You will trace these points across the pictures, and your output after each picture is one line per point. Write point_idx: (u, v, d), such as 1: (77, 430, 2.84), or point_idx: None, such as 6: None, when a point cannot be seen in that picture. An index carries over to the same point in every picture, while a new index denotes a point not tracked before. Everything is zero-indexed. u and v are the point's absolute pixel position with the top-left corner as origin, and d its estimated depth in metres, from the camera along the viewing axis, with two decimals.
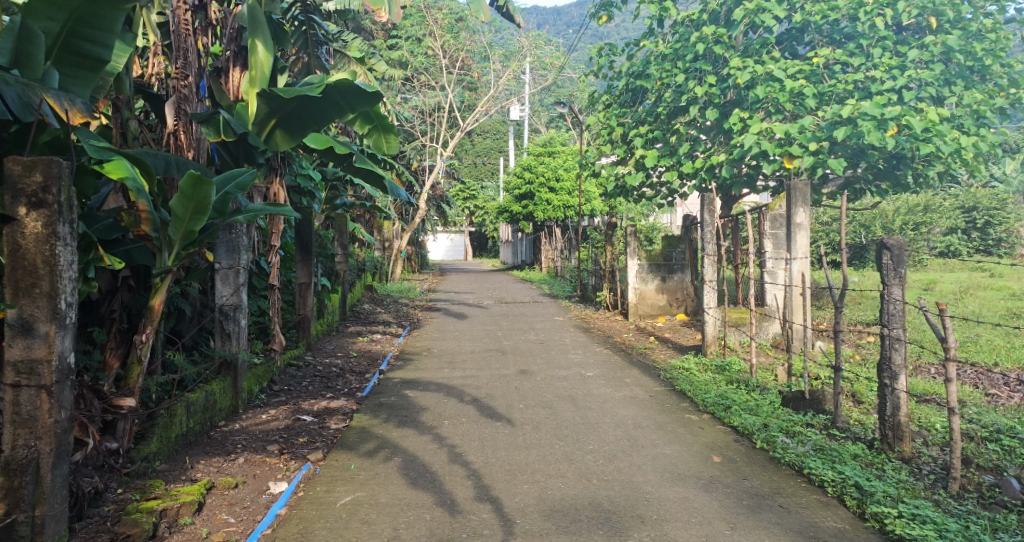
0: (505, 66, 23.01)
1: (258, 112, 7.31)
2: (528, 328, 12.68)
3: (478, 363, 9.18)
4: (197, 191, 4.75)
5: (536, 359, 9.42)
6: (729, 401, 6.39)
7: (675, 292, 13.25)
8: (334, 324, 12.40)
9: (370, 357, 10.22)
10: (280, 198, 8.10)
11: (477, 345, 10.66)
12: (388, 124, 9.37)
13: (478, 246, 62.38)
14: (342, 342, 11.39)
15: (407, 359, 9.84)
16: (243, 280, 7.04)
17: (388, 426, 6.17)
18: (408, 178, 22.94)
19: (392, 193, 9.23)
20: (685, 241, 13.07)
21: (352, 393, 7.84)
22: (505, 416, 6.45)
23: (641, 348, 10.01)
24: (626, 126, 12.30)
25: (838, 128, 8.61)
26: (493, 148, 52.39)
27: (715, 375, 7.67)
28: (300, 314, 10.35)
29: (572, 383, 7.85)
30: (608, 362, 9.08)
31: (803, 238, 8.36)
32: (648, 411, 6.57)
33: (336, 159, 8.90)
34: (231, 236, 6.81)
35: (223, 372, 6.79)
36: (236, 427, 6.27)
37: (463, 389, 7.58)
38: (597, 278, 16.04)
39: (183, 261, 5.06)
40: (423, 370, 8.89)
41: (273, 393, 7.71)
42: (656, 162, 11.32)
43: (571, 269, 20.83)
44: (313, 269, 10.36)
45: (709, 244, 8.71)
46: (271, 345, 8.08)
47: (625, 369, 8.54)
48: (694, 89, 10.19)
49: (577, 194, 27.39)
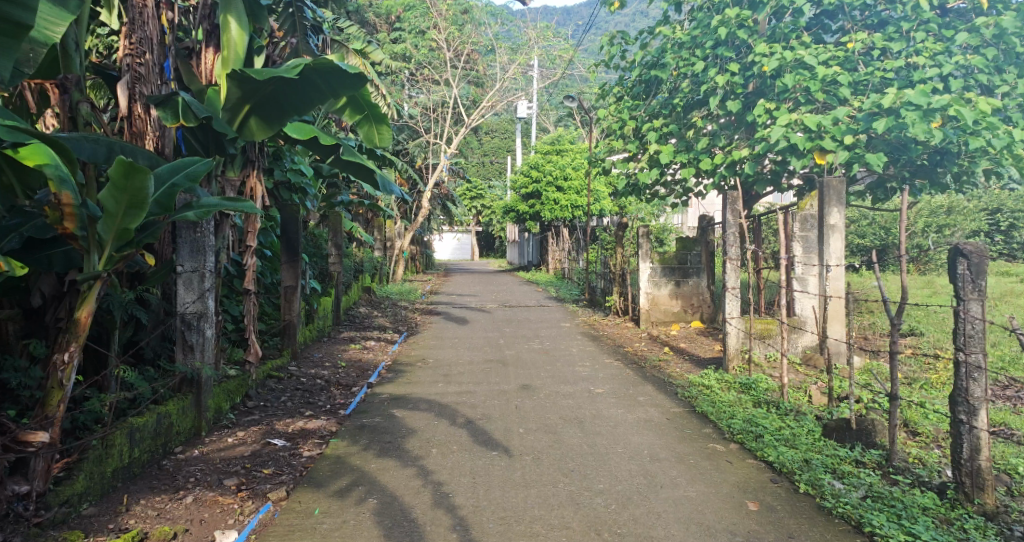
0: (512, 60, 22.21)
1: (230, 96, 6.47)
2: (533, 335, 11.88)
3: (476, 377, 8.37)
4: (130, 181, 4.02)
5: (541, 372, 8.62)
6: (761, 429, 5.56)
7: (690, 298, 12.38)
8: (324, 330, 11.60)
9: (360, 367, 9.44)
10: (258, 193, 7.34)
11: (476, 355, 9.86)
12: (381, 114, 8.60)
13: (484, 247, 61.63)
14: (332, 349, 10.62)
15: (400, 370, 9.04)
16: (210, 284, 6.26)
17: (366, 455, 5.37)
18: (410, 176, 22.19)
19: (383, 190, 8.43)
20: (700, 243, 12.30)
21: (333, 411, 7.06)
22: (502, 444, 5.64)
23: (655, 360, 9.19)
24: (639, 121, 11.48)
25: (877, 119, 7.76)
26: (500, 148, 51.64)
27: (740, 394, 6.86)
28: (285, 320, 9.56)
29: (580, 403, 7.05)
30: (619, 376, 8.27)
31: (837, 241, 7.59)
32: (666, 438, 5.75)
33: (322, 152, 8.12)
34: (195, 236, 6.04)
35: (183, 389, 6.00)
36: (194, 454, 5.50)
37: (457, 409, 6.78)
38: (606, 282, 15.23)
39: (119, 265, 4.29)
40: (415, 384, 8.10)
41: (246, 411, 6.95)
42: (672, 158, 10.52)
43: (579, 271, 20.01)
44: (300, 271, 9.61)
45: (733, 248, 7.90)
46: (247, 357, 7.31)
47: (638, 385, 7.72)
48: (715, 79, 9.36)
49: (586, 193, 26.59)
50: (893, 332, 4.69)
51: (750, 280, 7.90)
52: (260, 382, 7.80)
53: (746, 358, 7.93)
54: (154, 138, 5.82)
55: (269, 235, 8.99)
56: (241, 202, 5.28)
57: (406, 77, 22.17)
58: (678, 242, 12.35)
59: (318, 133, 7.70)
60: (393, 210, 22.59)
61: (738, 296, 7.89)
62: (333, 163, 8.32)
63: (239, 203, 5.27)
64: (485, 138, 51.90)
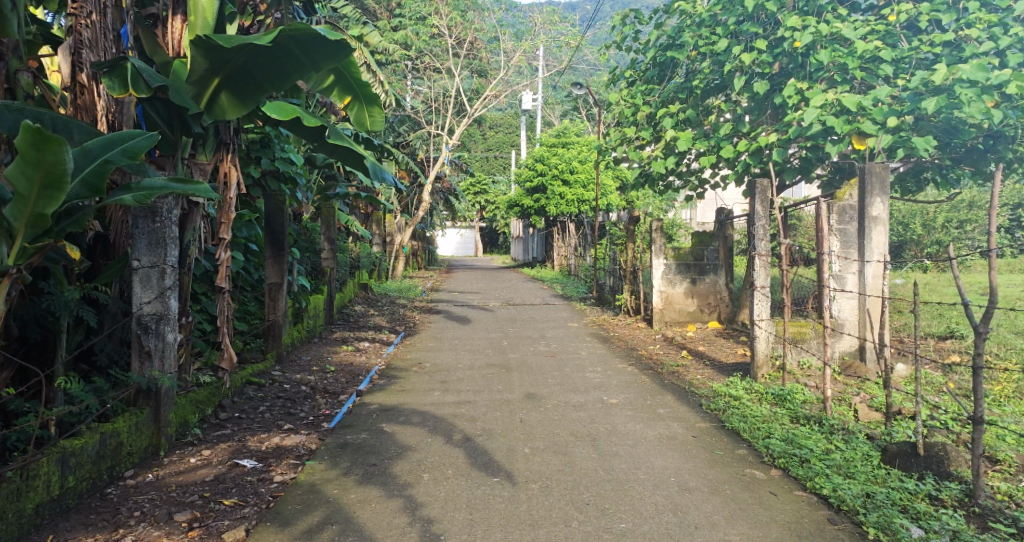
0: (517, 47, 21.44)
1: (197, 67, 5.66)
2: (538, 336, 11.11)
3: (476, 384, 7.59)
4: (42, 153, 3.26)
5: (548, 378, 7.84)
6: (806, 451, 4.77)
7: (707, 297, 11.59)
8: (313, 330, 10.82)
9: (351, 372, 8.67)
10: (233, 178, 6.55)
11: (477, 359, 9.09)
12: (372, 94, 7.80)
13: (488, 243, 60.95)
14: (321, 351, 9.86)
15: (393, 376, 8.26)
16: (173, 282, 5.45)
17: (346, 483, 4.60)
18: (412, 168, 21.47)
19: (375, 178, 7.67)
20: (718, 238, 11.51)
21: (315, 424, 6.28)
22: (503, 469, 4.86)
23: (672, 365, 8.41)
24: (653, 106, 10.71)
25: (925, 99, 6.95)
26: (505, 142, 50.93)
27: (774, 407, 6.07)
28: (270, 320, 8.84)
29: (592, 417, 6.25)
30: (634, 384, 7.48)
31: (880, 235, 6.81)
32: (694, 461, 4.96)
33: (308, 135, 7.34)
34: (154, 227, 5.27)
35: (139, 401, 5.20)
36: (147, 480, 4.72)
37: (454, 423, 6.02)
38: (616, 279, 14.44)
39: (36, 257, 3.55)
40: (409, 392, 7.33)
41: (217, 424, 6.16)
42: (690, 145, 9.71)
43: (586, 267, 19.25)
44: (285, 269, 9.05)
45: (762, 243, 7.12)
46: (219, 364, 6.50)
47: (656, 395, 6.94)
48: (739, 57, 8.57)
49: (593, 187, 25.83)
50: (976, 342, 3.88)
51: (782, 278, 7.10)
52: (235, 390, 7.01)
53: (776, 365, 7.14)
54: (109, 114, 5.12)
55: (252, 228, 8.43)
56: (195, 184, 4.49)
57: (407, 66, 21.46)
58: (694, 236, 11.57)
59: (300, 113, 6.92)
60: (393, 204, 21.87)
61: (767, 296, 7.10)
62: (319, 149, 7.54)
63: (193, 185, 4.48)
64: (489, 132, 51.25)
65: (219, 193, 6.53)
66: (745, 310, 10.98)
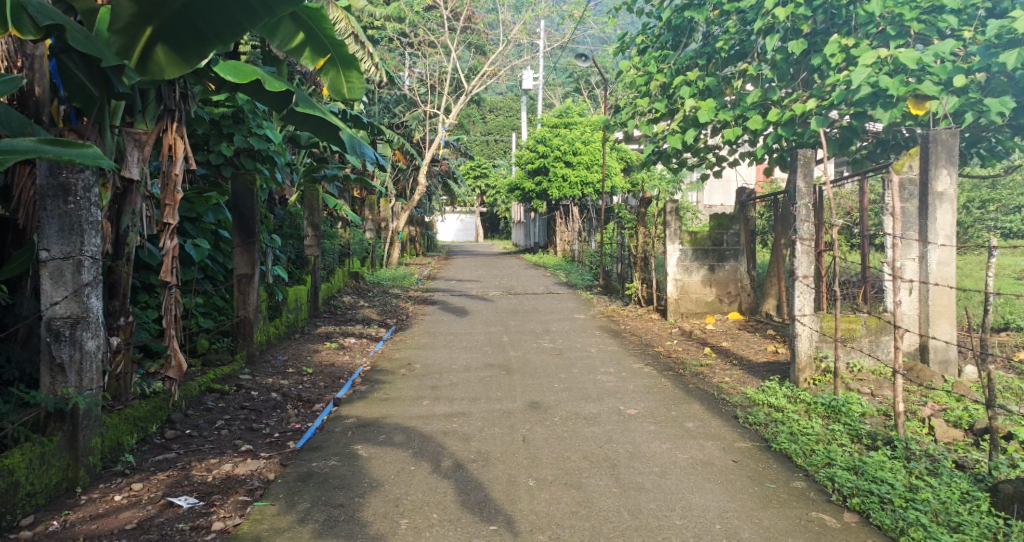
0: (517, 19, 20.41)
1: (122, 12, 4.54)
2: (542, 329, 10.12)
3: (472, 391, 6.60)
4: None
5: (553, 383, 6.85)
6: (887, 489, 3.76)
7: (727, 285, 10.56)
8: (294, 326, 9.82)
9: (332, 374, 7.67)
10: (178, 152, 5.52)
11: (474, 359, 8.09)
12: (351, 58, 6.79)
13: (489, 229, 59.94)
14: (300, 350, 8.84)
15: (377, 380, 7.25)
16: (94, 277, 4.42)
17: (301, 535, 3.61)
18: (408, 150, 20.46)
19: (351, 153, 6.79)
20: (739, 221, 10.49)
21: (280, 444, 5.27)
22: (502, 512, 3.85)
23: (695, 365, 7.42)
24: (667, 74, 9.70)
25: (1001, 52, 5.95)
26: (506, 125, 49.82)
27: (826, 421, 5.04)
28: (240, 316, 7.87)
29: (609, 434, 5.26)
30: (653, 390, 6.49)
31: (948, 215, 5.84)
32: (742, 498, 3.95)
33: (272, 103, 6.31)
34: (66, 209, 4.24)
35: (49, 426, 4.16)
36: (49, 531, 3.71)
37: (444, 445, 5.03)
38: (624, 266, 13.43)
39: None
40: (395, 401, 6.33)
41: (161, 446, 5.13)
42: (713, 116, 8.63)
43: (591, 253, 18.25)
44: (257, 259, 8.02)
45: (805, 227, 6.02)
46: (165, 372, 5.47)
47: (681, 405, 5.95)
48: (772, 11, 7.53)
49: (597, 169, 24.82)
50: None
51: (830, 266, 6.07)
52: (190, 400, 5.98)
53: (821, 367, 6.13)
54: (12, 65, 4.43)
55: (218, 212, 7.84)
56: (77, 145, 3.82)
57: (400, 42, 20.45)
58: (713, 219, 10.54)
59: (261, 76, 5.90)
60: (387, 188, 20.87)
61: (811, 287, 6.05)
62: (286, 119, 6.53)
63: (77, 148, 3.81)
64: (489, 116, 50.21)
65: (163, 168, 5.50)
66: (770, 300, 9.95)
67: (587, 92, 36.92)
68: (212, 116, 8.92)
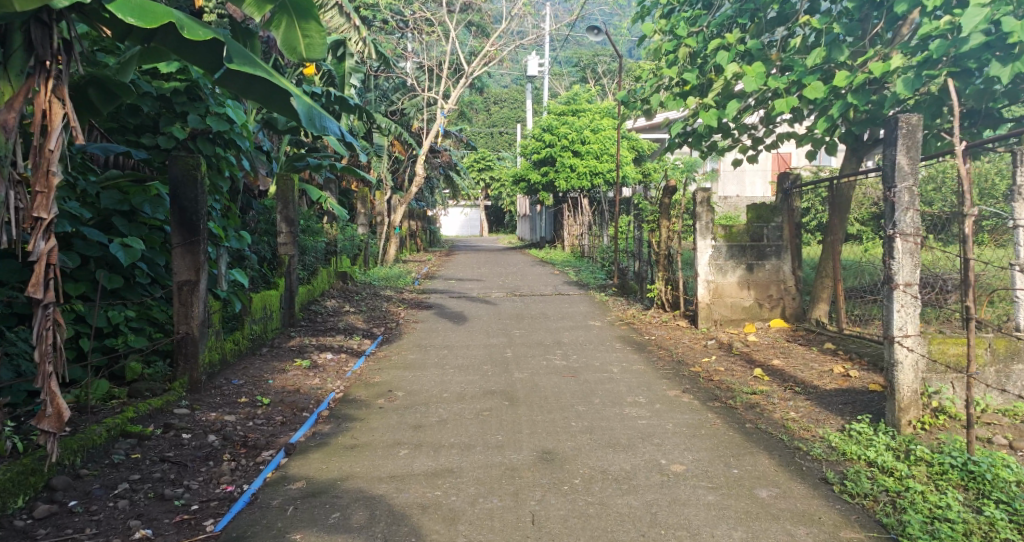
0: None
1: None
2: (552, 341, 8.62)
3: (465, 435, 5.09)
4: None
5: (569, 422, 5.35)
6: None
7: (768, 288, 9.03)
8: (260, 339, 8.32)
9: (294, 405, 6.18)
10: (54, 121, 4.01)
11: (471, 383, 6.58)
12: (306, 4, 5.29)
13: (495, 223, 58.50)
14: (260, 371, 7.33)
15: (346, 415, 5.74)
16: None
17: None
18: (406, 138, 19.01)
19: (310, 126, 5.27)
20: (782, 212, 8.95)
21: (194, 525, 3.79)
22: None
23: (748, 393, 5.90)
24: (700, 38, 8.15)
25: None
26: (511, 116, 48.26)
27: (967, 498, 3.55)
28: (179, 333, 6.36)
29: (651, 511, 3.74)
30: (700, 433, 4.98)
31: None
32: None
33: (201, 60, 4.89)
34: None
35: None
36: None
37: (420, 534, 3.54)
38: (642, 264, 11.92)
39: None
40: (365, 450, 4.84)
41: (20, 532, 3.62)
42: (761, 84, 7.06)
43: (603, 249, 16.75)
44: (202, 263, 6.49)
45: (908, 217, 4.49)
46: (39, 425, 3.90)
47: (744, 458, 4.42)
48: None
49: (607, 158, 23.31)
50: None
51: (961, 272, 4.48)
52: (86, 454, 4.49)
53: (929, 406, 4.60)
54: None
55: (158, 207, 6.53)
56: None
57: (396, 23, 19.04)
58: (751, 210, 9.01)
59: (177, 20, 4.45)
60: (383, 180, 19.40)
61: (916, 299, 4.51)
62: (224, 83, 5.07)
63: None
64: (493, 107, 48.71)
65: (32, 143, 3.99)
66: (822, 305, 8.40)
67: (594, 80, 35.49)
68: (161, 92, 7.50)
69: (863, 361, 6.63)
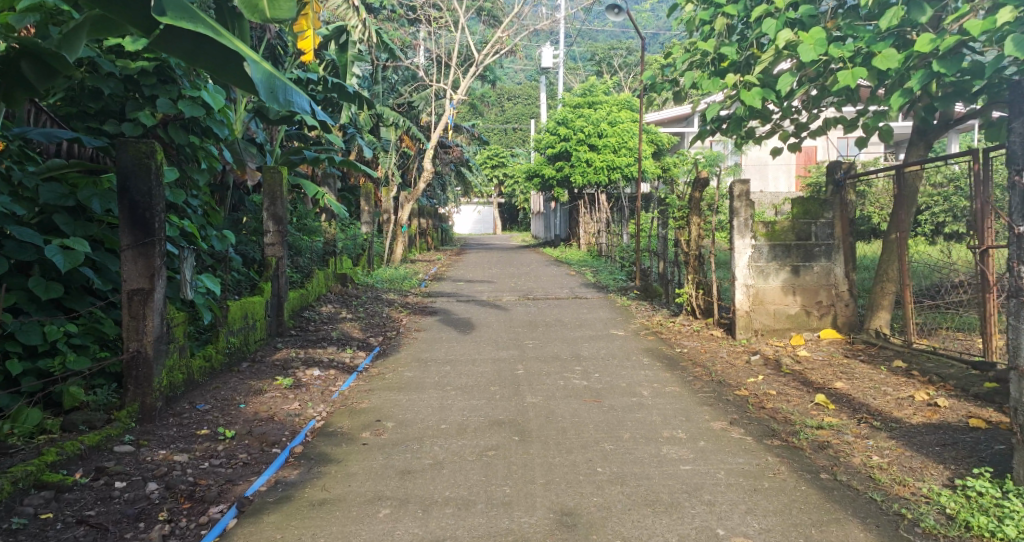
0: None
1: None
2: (571, 355, 7.54)
3: (463, 487, 4.03)
4: None
5: (594, 467, 4.28)
6: None
7: (816, 293, 7.91)
8: (238, 353, 7.32)
9: (264, 439, 5.15)
10: None
11: (474, 410, 5.52)
12: None
13: (508, 221, 57.45)
14: (234, 393, 6.31)
15: (321, 455, 4.71)
16: None
17: None
18: (413, 132, 18.02)
19: (272, 99, 4.15)
20: (832, 207, 7.85)
21: None
22: None
23: (812, 427, 4.82)
24: (742, 5, 7.02)
25: None
26: (524, 112, 47.19)
27: None
28: (129, 351, 5.34)
29: None
30: (764, 486, 3.91)
31: None
32: None
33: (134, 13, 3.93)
34: None
35: None
36: None
37: None
38: (668, 265, 10.82)
39: None
40: (336, 508, 3.80)
41: None
42: (820, 53, 5.95)
43: (622, 248, 15.63)
44: (157, 268, 5.45)
45: None
46: None
47: (831, 530, 3.33)
48: None
49: (625, 152, 22.08)
50: None
51: None
52: None
53: None
54: None
55: (109, 202, 5.51)
56: None
57: (402, 11, 18.04)
58: (797, 204, 7.89)
59: None
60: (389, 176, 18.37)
61: None
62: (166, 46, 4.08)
63: None
64: (507, 102, 47.69)
65: None
66: (882, 314, 7.27)
67: (609, 74, 34.31)
68: (127, 73, 6.42)
69: (947, 387, 5.49)
